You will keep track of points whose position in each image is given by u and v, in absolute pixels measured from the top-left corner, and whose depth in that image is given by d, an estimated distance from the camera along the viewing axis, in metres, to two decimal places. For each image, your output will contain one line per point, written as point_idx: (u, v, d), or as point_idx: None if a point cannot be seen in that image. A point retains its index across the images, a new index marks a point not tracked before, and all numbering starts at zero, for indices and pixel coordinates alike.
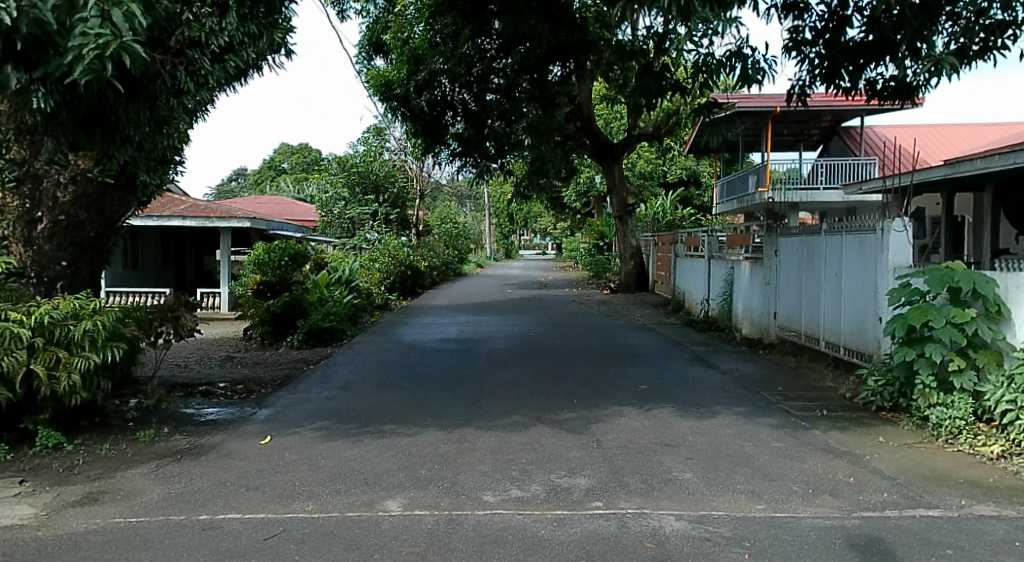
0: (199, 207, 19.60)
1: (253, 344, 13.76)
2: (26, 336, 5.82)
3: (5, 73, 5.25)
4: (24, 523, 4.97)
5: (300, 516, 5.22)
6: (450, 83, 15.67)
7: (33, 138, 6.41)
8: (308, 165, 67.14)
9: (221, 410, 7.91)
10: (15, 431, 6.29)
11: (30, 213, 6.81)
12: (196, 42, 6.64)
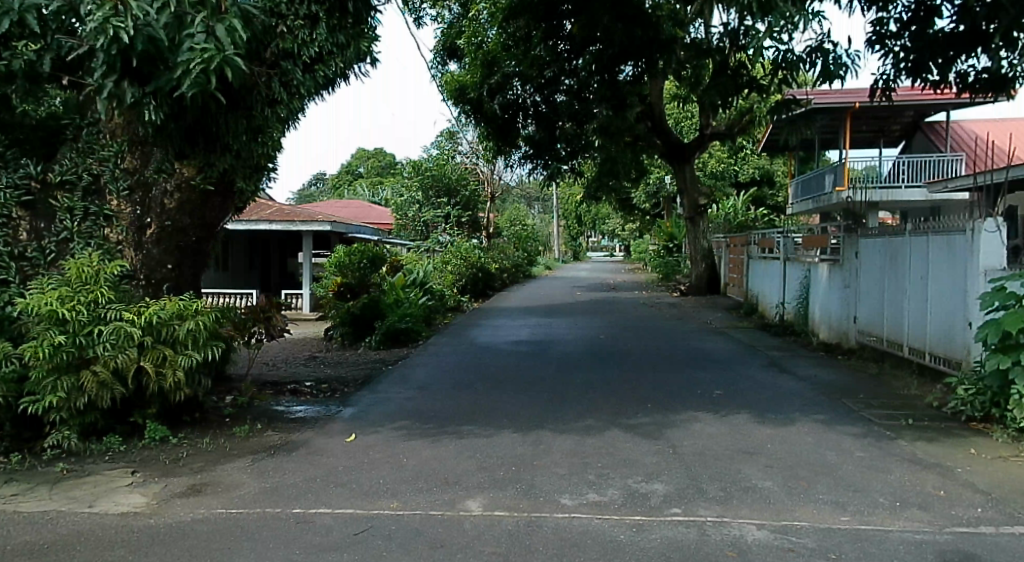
0: (283, 211, 20.27)
1: (334, 344, 14.13)
2: (137, 334, 6.20)
3: (122, 88, 5.58)
4: (137, 512, 5.27)
5: (385, 513, 5.38)
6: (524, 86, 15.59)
7: (144, 148, 6.96)
8: (381, 169, 68.56)
9: (308, 408, 8.19)
10: (126, 424, 6.68)
11: (140, 219, 7.11)
12: (289, 54, 6.90)
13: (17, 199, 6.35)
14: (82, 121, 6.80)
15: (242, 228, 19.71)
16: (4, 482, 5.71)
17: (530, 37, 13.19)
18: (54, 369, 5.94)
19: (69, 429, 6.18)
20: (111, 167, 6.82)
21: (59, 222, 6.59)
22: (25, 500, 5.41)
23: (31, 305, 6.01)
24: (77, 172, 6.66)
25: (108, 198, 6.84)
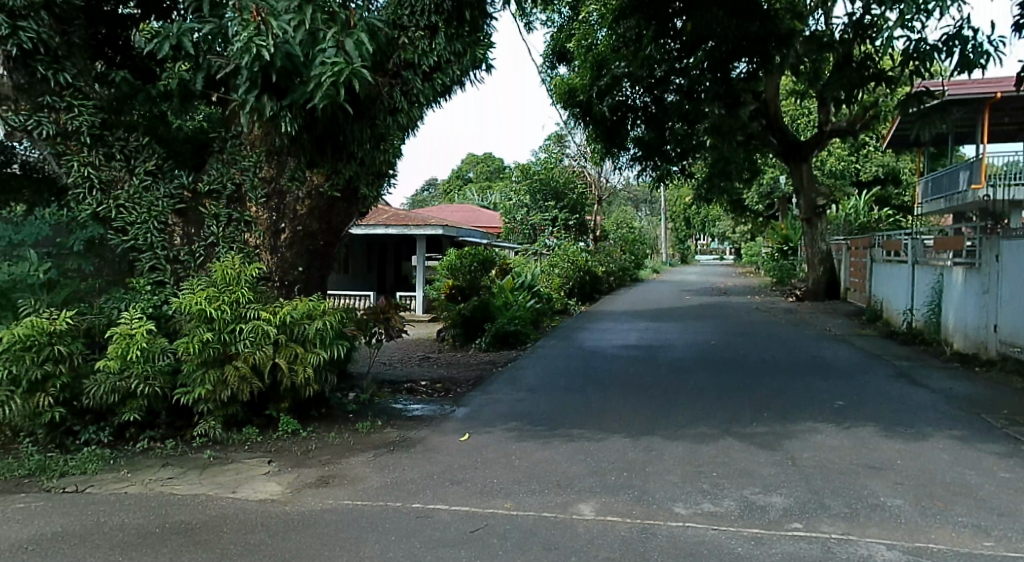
0: (398, 216, 20.91)
1: (445, 345, 14.46)
2: (273, 332, 6.71)
3: (262, 102, 6.24)
4: (275, 499, 5.66)
5: (500, 512, 5.50)
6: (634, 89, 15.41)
7: (279, 158, 7.33)
8: (490, 173, 69.59)
9: (425, 407, 8.44)
10: (261, 417, 7.18)
11: (275, 225, 7.48)
12: (410, 64, 7.19)
13: (172, 207, 7.17)
14: (228, 133, 7.37)
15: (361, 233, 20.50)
16: (161, 466, 6.30)
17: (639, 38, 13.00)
18: (202, 363, 6.58)
19: (214, 419, 6.76)
20: (250, 176, 7.32)
21: (206, 227, 7.26)
22: (180, 482, 5.98)
23: (183, 305, 6.65)
24: (222, 181, 7.28)
25: (248, 206, 7.37)
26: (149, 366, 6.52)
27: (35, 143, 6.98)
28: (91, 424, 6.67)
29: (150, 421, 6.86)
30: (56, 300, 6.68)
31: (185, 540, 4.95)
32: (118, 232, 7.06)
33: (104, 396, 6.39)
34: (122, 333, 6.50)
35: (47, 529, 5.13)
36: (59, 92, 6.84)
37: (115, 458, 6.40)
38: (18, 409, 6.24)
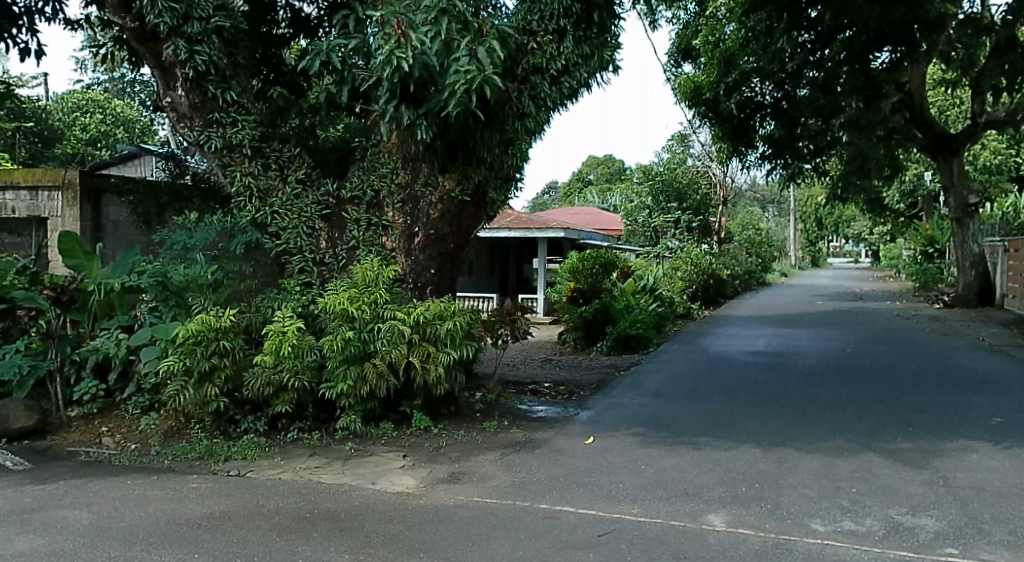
0: (522, 218, 21.18)
1: (567, 348, 14.47)
2: (408, 332, 6.98)
3: (401, 112, 6.84)
4: (410, 492, 6.00)
5: (628, 518, 5.49)
6: (764, 84, 14.76)
7: (414, 164, 7.50)
8: (610, 175, 69.14)
9: (549, 408, 8.52)
10: (396, 413, 7.52)
11: (410, 228, 7.72)
12: (539, 68, 7.28)
13: (319, 213, 7.53)
14: (368, 142, 7.69)
15: (486, 235, 20.81)
16: (309, 455, 6.82)
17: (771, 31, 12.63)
18: (344, 360, 6.94)
19: (355, 414, 7.14)
20: (388, 182, 7.58)
21: (348, 231, 7.59)
22: (325, 472, 6.46)
23: (329, 305, 7.03)
24: (363, 188, 7.61)
25: (386, 210, 7.64)
26: (298, 362, 6.92)
27: (204, 155, 7.56)
28: (250, 414, 7.26)
29: (299, 414, 7.29)
30: (220, 298, 7.38)
31: (332, 526, 5.29)
32: (273, 237, 7.51)
33: (260, 389, 6.86)
34: (276, 331, 6.91)
35: (215, 509, 5.63)
36: (226, 108, 7.39)
37: (270, 446, 6.97)
38: (190, 397, 6.84)
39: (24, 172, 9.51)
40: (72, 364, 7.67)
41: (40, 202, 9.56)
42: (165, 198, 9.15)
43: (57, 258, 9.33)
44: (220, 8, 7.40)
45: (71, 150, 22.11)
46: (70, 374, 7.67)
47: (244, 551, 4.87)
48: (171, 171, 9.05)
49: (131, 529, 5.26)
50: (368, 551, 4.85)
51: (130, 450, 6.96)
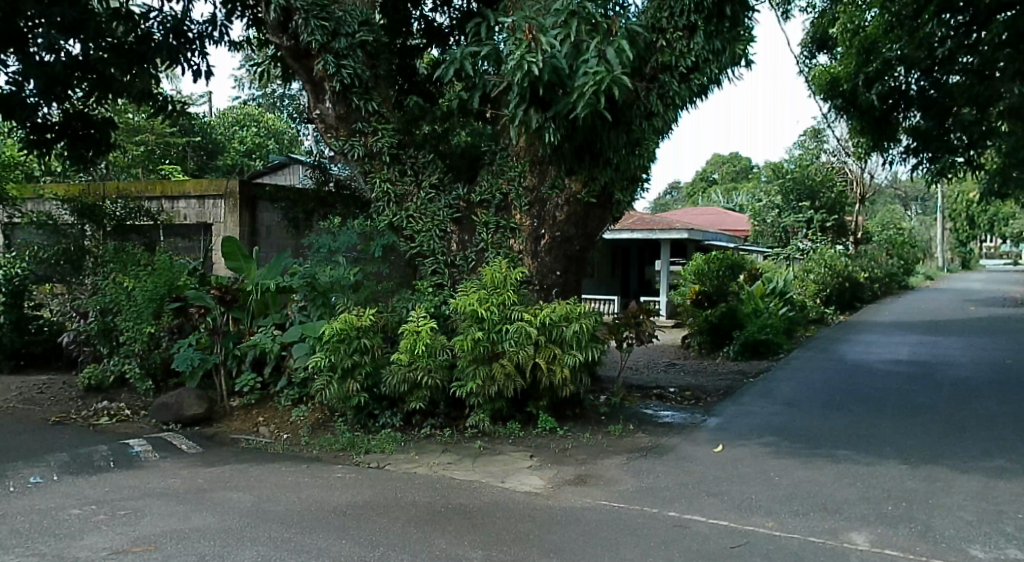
0: (643, 219, 20.92)
1: (691, 352, 13.87)
2: (535, 333, 7.10)
3: (529, 115, 6.95)
4: (538, 492, 6.10)
5: (761, 531, 5.31)
6: (909, 72, 12.82)
7: (541, 167, 7.61)
8: (737, 173, 65.28)
9: (675, 414, 8.36)
10: (523, 413, 7.61)
11: (536, 231, 7.79)
12: (668, 67, 7.19)
13: (450, 216, 7.80)
14: (497, 147, 7.87)
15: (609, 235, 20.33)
16: (441, 451, 7.05)
17: (918, 10, 11.96)
18: (474, 359, 7.12)
19: (483, 412, 7.30)
20: (516, 186, 7.71)
21: (478, 234, 7.79)
22: (456, 468, 6.66)
23: (459, 305, 7.23)
24: (491, 192, 7.77)
25: (514, 213, 7.78)
26: (431, 360, 7.19)
27: (348, 162, 7.97)
28: (387, 409, 7.57)
29: (431, 410, 7.56)
30: (361, 298, 7.69)
31: (465, 521, 5.46)
32: (408, 240, 7.85)
33: (396, 386, 7.16)
34: (411, 330, 7.19)
35: (357, 498, 5.96)
36: (368, 118, 7.76)
37: (405, 441, 7.27)
38: (333, 391, 7.27)
39: (191, 184, 10.02)
40: (234, 358, 8.21)
41: (206, 209, 10.53)
42: (312, 204, 9.95)
43: (220, 261, 10.33)
44: (365, 24, 7.84)
45: (229, 161, 23.97)
46: (232, 366, 8.20)
47: (385, 539, 5.12)
48: (317, 179, 9.70)
49: (285, 513, 5.66)
50: (499, 548, 4.97)
51: (282, 439, 7.45)
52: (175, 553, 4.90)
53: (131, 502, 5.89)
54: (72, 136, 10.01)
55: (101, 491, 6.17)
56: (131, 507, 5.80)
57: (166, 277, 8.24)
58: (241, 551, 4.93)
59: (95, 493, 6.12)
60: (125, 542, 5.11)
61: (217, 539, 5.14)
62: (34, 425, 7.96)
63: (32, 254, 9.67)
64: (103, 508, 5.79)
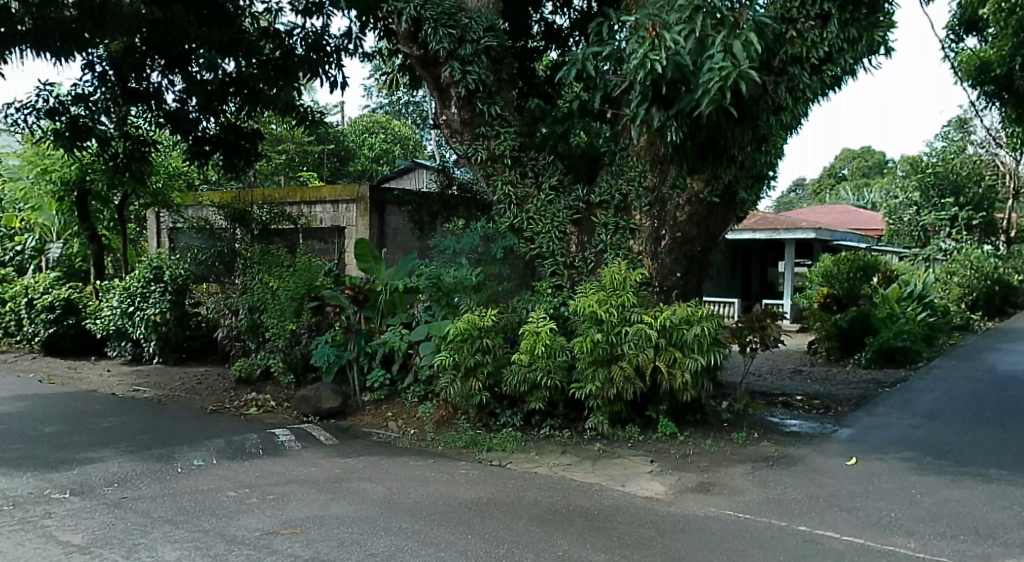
0: (768, 219, 19.76)
1: (818, 359, 12.85)
2: (654, 336, 6.96)
3: (651, 114, 6.83)
4: (659, 498, 5.98)
5: (902, 552, 4.95)
6: None
7: (663, 167, 7.48)
8: (869, 169, 56.73)
9: (803, 423, 7.94)
10: (642, 417, 7.53)
11: (657, 231, 7.65)
12: (798, 58, 6.79)
13: (570, 218, 7.80)
14: (617, 147, 7.83)
15: (733, 235, 19.34)
16: (560, 452, 7.06)
17: None
18: (593, 361, 7.09)
19: (602, 414, 7.25)
20: (636, 187, 7.62)
21: (598, 235, 7.72)
22: (576, 470, 6.66)
23: (579, 307, 7.21)
24: (611, 192, 7.72)
25: (634, 214, 7.68)
26: (551, 361, 7.19)
27: (472, 166, 8.16)
28: (508, 408, 7.69)
29: (550, 411, 7.58)
30: (483, 298, 7.86)
31: (586, 524, 5.44)
32: (528, 242, 7.93)
33: (517, 385, 7.25)
34: (531, 330, 7.25)
35: (481, 495, 6.09)
36: (491, 122, 7.91)
37: (526, 441, 7.35)
38: (457, 390, 7.39)
39: (328, 189, 11.21)
40: (365, 355, 8.58)
41: (341, 214, 11.24)
42: (436, 207, 10.02)
43: (353, 261, 11.07)
44: (490, 29, 7.98)
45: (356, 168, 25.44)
46: (364, 363, 8.58)
47: (509, 537, 5.19)
48: (439, 183, 9.90)
49: (413, 506, 5.86)
50: (622, 553, 4.92)
51: (410, 435, 7.71)
52: (317, 538, 5.21)
53: (278, 487, 6.32)
54: (227, 147, 10.97)
55: (253, 475, 6.65)
56: (278, 492, 6.21)
57: (306, 278, 8.90)
58: (376, 540, 5.17)
59: (248, 477, 6.61)
60: (275, 524, 5.49)
61: (354, 526, 5.42)
62: (195, 413, 8.69)
63: (192, 256, 10.61)
64: (255, 491, 6.24)
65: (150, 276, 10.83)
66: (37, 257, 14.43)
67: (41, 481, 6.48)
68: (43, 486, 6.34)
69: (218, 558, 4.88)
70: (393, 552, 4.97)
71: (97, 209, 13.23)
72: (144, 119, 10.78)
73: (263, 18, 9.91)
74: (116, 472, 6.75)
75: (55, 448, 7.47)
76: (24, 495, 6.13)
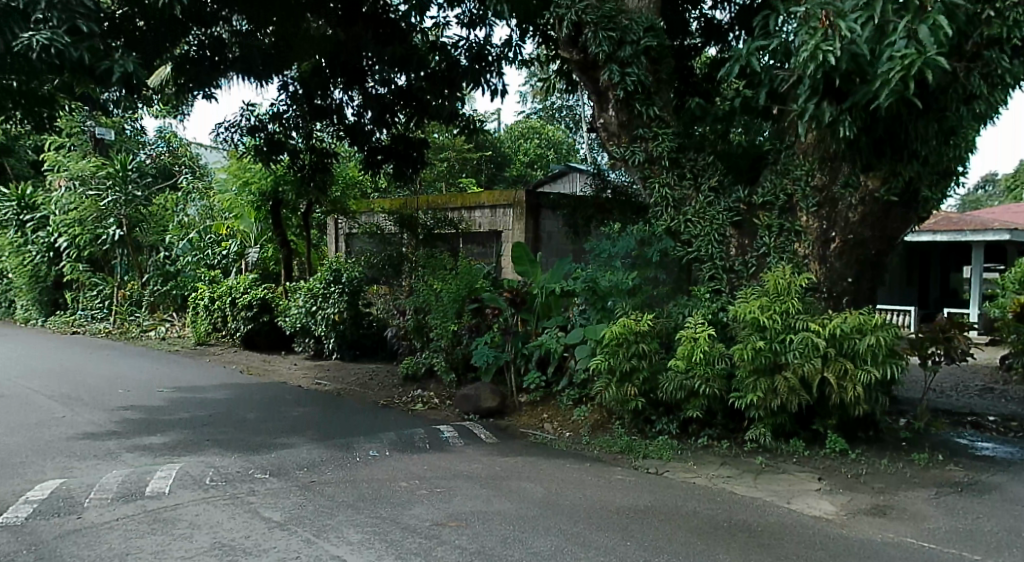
0: (952, 218, 18.00)
1: (1013, 377, 11.47)
2: (823, 345, 6.53)
3: (822, 108, 6.39)
4: (830, 519, 5.59)
5: None
6: None
7: (833, 165, 6.95)
8: None
9: (998, 447, 7.15)
10: (808, 431, 7.10)
11: (825, 233, 7.16)
12: (997, 40, 6.01)
13: (731, 219, 7.54)
14: (782, 144, 7.43)
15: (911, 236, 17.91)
16: (719, 464, 6.81)
17: None
18: (755, 370, 6.74)
19: (764, 426, 6.90)
20: (802, 185, 7.18)
21: (760, 238, 7.43)
22: (737, 483, 6.38)
23: (739, 313, 6.90)
24: (775, 192, 7.35)
25: (801, 215, 7.25)
26: (709, 369, 6.91)
27: (629, 169, 8.09)
28: (664, 415, 7.51)
29: (709, 420, 7.33)
30: (638, 302, 7.76)
31: (752, 540, 5.19)
32: (685, 244, 7.76)
33: (673, 392, 7.08)
34: (688, 336, 7.00)
35: (639, 502, 6.00)
36: (649, 123, 7.80)
37: (682, 449, 7.16)
38: (613, 394, 7.32)
39: (486, 195, 11.60)
40: (522, 356, 8.74)
41: (498, 218, 11.62)
42: (591, 210, 9.97)
43: (509, 265, 11.34)
44: (650, 29, 7.85)
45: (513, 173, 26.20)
46: (521, 364, 8.75)
47: (669, 547, 5.06)
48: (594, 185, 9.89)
49: (572, 508, 5.87)
50: None
51: (565, 437, 7.75)
52: (481, 532, 5.35)
53: (445, 481, 6.55)
54: (398, 156, 11.55)
55: (423, 468, 6.95)
56: (445, 485, 6.44)
57: (467, 280, 9.18)
58: (537, 538, 5.23)
59: (418, 470, 6.91)
60: (443, 516, 5.70)
61: (516, 524, 5.51)
62: (370, 407, 9.22)
63: (366, 259, 11.43)
64: (424, 483, 6.52)
65: (330, 277, 11.54)
66: (238, 261, 15.89)
67: (246, 461, 7.14)
68: (248, 466, 6.99)
69: (392, 543, 5.14)
70: (554, 552, 4.99)
71: (288, 215, 14.37)
72: (326, 132, 11.61)
73: (431, 31, 10.30)
74: (305, 457, 7.31)
75: (255, 433, 8.21)
76: (233, 473, 6.79)
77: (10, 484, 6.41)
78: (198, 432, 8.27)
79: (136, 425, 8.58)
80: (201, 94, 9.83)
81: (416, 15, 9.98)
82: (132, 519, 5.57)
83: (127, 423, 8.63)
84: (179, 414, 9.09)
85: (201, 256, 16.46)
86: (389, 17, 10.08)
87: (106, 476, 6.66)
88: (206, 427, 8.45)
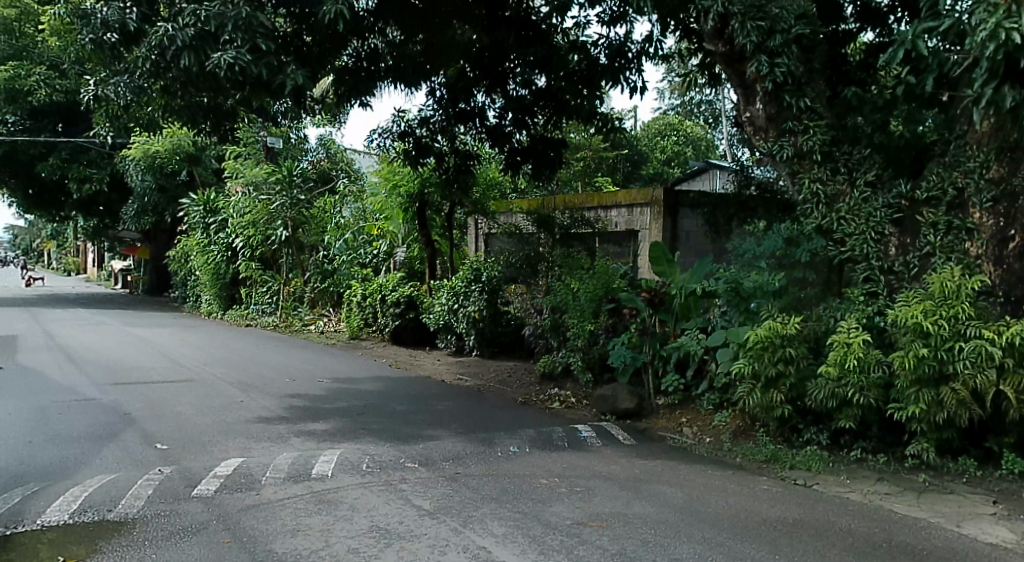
0: None
1: None
2: (999, 355, 5.86)
3: (1001, 93, 5.79)
4: (1010, 547, 5.04)
5: None
6: None
7: (1014, 155, 6.42)
8: None
9: None
10: (981, 448, 6.47)
11: (1003, 231, 6.51)
12: None
13: (890, 217, 6.99)
14: (950, 135, 6.82)
15: None
16: (876, 480, 6.34)
17: None
18: (917, 380, 6.22)
19: (928, 442, 6.35)
20: (976, 179, 6.53)
21: (923, 236, 6.77)
22: (897, 501, 5.90)
23: (899, 317, 6.36)
24: (943, 186, 6.72)
25: (972, 212, 6.60)
26: (864, 377, 6.43)
27: (777, 165, 7.69)
28: (813, 424, 7.10)
29: (863, 432, 6.86)
30: (782, 304, 7.46)
31: None
32: (838, 244, 7.22)
33: (824, 401, 6.65)
34: (840, 342, 6.55)
35: (789, 514, 5.68)
36: (800, 116, 7.39)
37: (833, 462, 6.72)
38: (757, 401, 6.97)
39: (623, 193, 11.42)
40: (661, 358, 8.58)
41: (635, 217, 11.36)
42: (733, 209, 9.57)
43: (647, 265, 11.19)
44: (802, 17, 7.38)
45: (651, 172, 25.86)
46: (659, 366, 8.60)
47: None
48: (738, 182, 9.46)
49: (716, 517, 5.64)
50: None
51: (706, 443, 7.49)
52: (623, 534, 5.25)
53: (585, 481, 6.49)
54: (537, 157, 11.60)
55: (561, 467, 6.92)
56: (584, 485, 6.38)
57: (603, 279, 9.11)
58: (681, 545, 5.06)
59: (558, 468, 6.88)
60: (584, 515, 5.64)
61: (658, 528, 5.37)
62: (509, 403, 9.32)
63: (505, 259, 11.52)
64: (564, 481, 6.48)
65: (471, 276, 11.84)
66: (388, 259, 16.58)
67: (397, 451, 7.40)
68: (399, 455, 7.25)
69: (535, 539, 5.14)
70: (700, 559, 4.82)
71: (432, 215, 14.71)
72: (468, 135, 11.80)
73: (571, 31, 10.20)
74: (450, 450, 7.48)
75: (406, 424, 8.51)
76: (387, 461, 7.07)
77: (201, 459, 6.99)
78: (355, 420, 8.68)
79: (300, 411, 9.13)
80: (358, 102, 10.28)
81: (558, 17, 9.87)
82: (301, 498, 5.91)
83: (295, 409, 9.20)
84: (336, 403, 9.58)
85: (355, 254, 17.43)
86: (532, 19, 10.05)
87: (279, 457, 7.13)
88: (361, 416, 8.86)
